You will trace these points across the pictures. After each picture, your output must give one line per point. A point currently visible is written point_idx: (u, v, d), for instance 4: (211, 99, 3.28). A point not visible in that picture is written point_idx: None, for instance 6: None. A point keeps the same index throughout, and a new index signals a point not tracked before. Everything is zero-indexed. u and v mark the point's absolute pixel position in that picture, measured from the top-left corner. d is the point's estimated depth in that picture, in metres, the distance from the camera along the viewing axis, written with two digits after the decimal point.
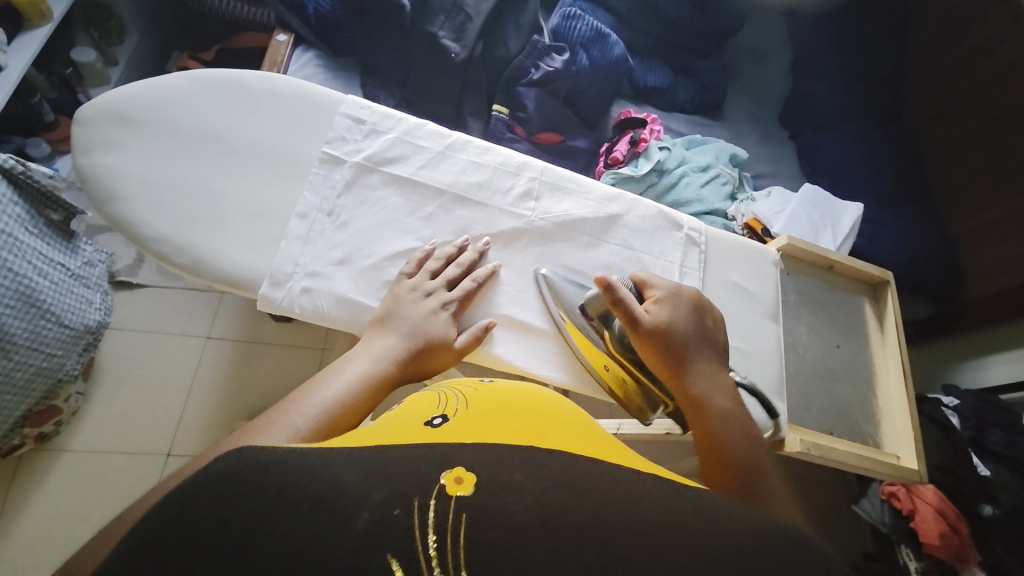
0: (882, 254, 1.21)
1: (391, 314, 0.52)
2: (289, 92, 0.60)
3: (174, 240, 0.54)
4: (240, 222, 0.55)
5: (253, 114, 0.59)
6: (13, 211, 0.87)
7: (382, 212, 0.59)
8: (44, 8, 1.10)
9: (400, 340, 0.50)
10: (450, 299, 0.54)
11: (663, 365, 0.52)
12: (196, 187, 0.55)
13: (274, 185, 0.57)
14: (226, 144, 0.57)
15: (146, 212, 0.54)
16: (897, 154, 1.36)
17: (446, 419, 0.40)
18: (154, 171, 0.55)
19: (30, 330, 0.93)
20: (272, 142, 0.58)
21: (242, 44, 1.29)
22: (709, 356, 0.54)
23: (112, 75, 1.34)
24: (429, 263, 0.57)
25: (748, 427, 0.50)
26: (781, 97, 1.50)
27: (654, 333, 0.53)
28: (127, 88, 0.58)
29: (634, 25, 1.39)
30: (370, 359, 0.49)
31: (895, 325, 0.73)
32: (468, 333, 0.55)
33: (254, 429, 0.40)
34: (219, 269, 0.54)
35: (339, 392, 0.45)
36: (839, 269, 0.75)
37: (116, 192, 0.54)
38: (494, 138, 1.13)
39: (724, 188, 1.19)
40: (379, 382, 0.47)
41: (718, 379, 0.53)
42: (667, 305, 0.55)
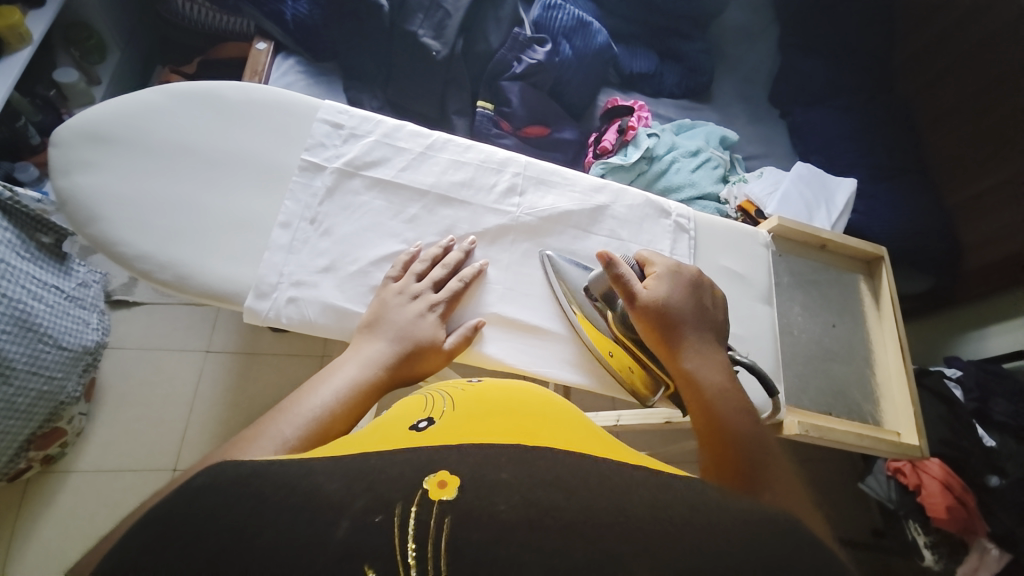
0: (878, 229, 1.21)
1: (378, 319, 0.52)
2: (266, 100, 0.60)
3: (157, 257, 0.53)
4: (223, 235, 0.55)
5: (231, 126, 0.58)
6: (4, 237, 0.87)
7: (365, 217, 0.58)
8: (23, 31, 1.10)
9: (388, 344, 0.50)
10: (437, 301, 0.54)
11: (660, 341, 0.52)
12: (177, 202, 0.55)
13: (257, 196, 0.56)
14: (206, 158, 0.57)
15: (127, 230, 0.54)
16: (889, 126, 1.34)
17: (432, 422, 0.39)
18: (134, 189, 0.55)
19: (29, 354, 0.93)
20: (252, 152, 0.58)
21: (224, 55, 1.28)
22: (705, 331, 0.54)
23: (96, 94, 1.34)
24: (414, 266, 0.56)
25: (741, 406, 0.49)
26: (769, 76, 1.49)
27: (651, 307, 0.53)
28: (102, 106, 0.58)
29: (617, 12, 1.38)
30: (358, 365, 0.48)
31: (891, 301, 0.72)
32: (458, 333, 0.55)
33: (243, 441, 0.40)
34: (204, 284, 0.54)
35: (328, 399, 0.44)
36: (832, 248, 0.74)
37: (97, 212, 0.54)
38: (479, 135, 1.12)
39: (715, 171, 1.19)
40: (368, 389, 0.47)
41: (713, 356, 0.52)
42: (665, 283, 0.55)
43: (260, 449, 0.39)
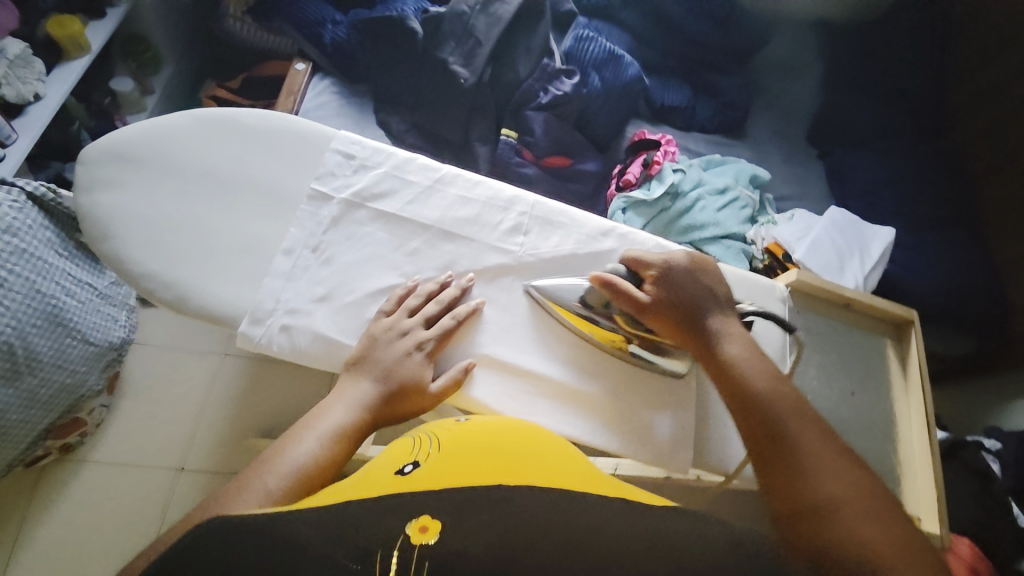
0: (916, 283, 1.14)
1: (365, 356, 0.52)
2: (284, 128, 0.61)
3: (163, 276, 0.55)
4: (227, 260, 0.56)
5: (247, 153, 0.60)
6: (45, 235, 0.95)
7: (368, 248, 0.59)
8: (83, 41, 1.20)
9: (373, 385, 0.51)
10: (426, 338, 0.54)
11: (681, 329, 0.57)
12: (187, 225, 0.57)
13: (264, 223, 0.58)
14: (219, 183, 0.58)
15: (137, 249, 0.56)
16: (935, 174, 1.28)
17: (415, 466, 0.41)
18: (149, 210, 0.57)
19: (56, 347, 0.97)
20: (263, 179, 0.59)
21: (266, 72, 1.35)
22: (718, 311, 0.58)
23: (148, 103, 1.43)
24: (408, 301, 0.56)
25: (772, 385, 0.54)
26: (808, 115, 1.46)
27: (658, 303, 0.57)
28: (131, 128, 0.60)
29: (651, 43, 1.39)
30: (344, 407, 0.49)
31: (920, 370, 0.66)
32: (446, 377, 0.53)
33: (230, 495, 0.42)
34: (203, 307, 0.55)
35: (312, 447, 0.46)
36: (857, 307, 0.69)
37: (112, 230, 0.56)
38: (501, 163, 1.11)
39: (742, 212, 1.21)
40: (351, 435, 0.48)
41: (736, 334, 0.57)
42: (669, 275, 0.58)
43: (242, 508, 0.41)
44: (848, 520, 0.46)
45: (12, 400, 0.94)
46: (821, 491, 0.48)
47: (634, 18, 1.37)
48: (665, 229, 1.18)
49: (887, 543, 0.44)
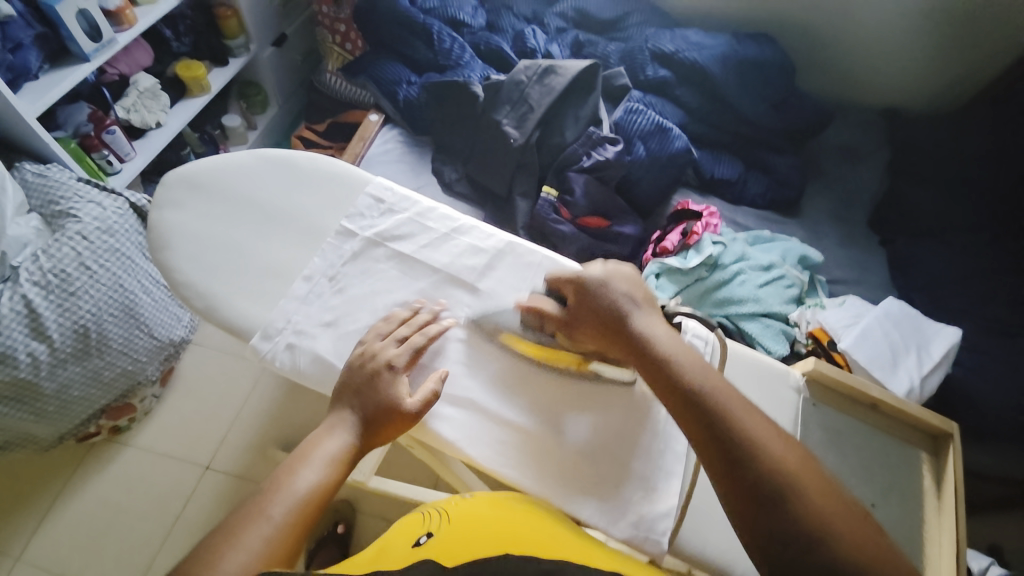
0: (988, 394, 1.01)
1: (347, 380, 0.55)
2: (330, 171, 0.69)
3: (200, 287, 0.62)
4: (256, 280, 0.63)
5: (293, 189, 0.68)
6: (138, 239, 1.11)
7: (379, 284, 0.63)
8: (204, 83, 1.43)
9: (360, 408, 0.54)
10: (400, 357, 0.56)
11: (609, 329, 0.57)
12: (229, 245, 0.64)
13: (295, 250, 0.64)
14: (263, 211, 0.66)
15: (183, 260, 0.63)
16: (1014, 277, 1.17)
17: (429, 537, 0.52)
18: (200, 229, 0.65)
19: (125, 337, 1.10)
20: (302, 212, 0.66)
21: (349, 119, 1.53)
22: (645, 309, 0.58)
23: (249, 137, 1.67)
24: (392, 328, 0.59)
25: (708, 379, 0.53)
26: (870, 200, 1.40)
27: (584, 311, 0.59)
28: (204, 159, 0.70)
29: (705, 119, 1.42)
30: (338, 436, 0.53)
31: (954, 492, 0.58)
32: (421, 393, 0.55)
33: (234, 529, 0.46)
34: (228, 319, 0.61)
35: (312, 478, 0.50)
36: (884, 409, 0.63)
37: (168, 243, 0.64)
38: (538, 218, 1.14)
39: (787, 291, 1.17)
40: (348, 460, 0.52)
41: (665, 332, 0.56)
42: (595, 282, 0.60)
43: (251, 541, 0.45)
44: (772, 472, 0.48)
45: (78, 378, 1.06)
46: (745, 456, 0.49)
47: (690, 95, 1.42)
48: (699, 299, 1.16)
49: (835, 525, 0.46)
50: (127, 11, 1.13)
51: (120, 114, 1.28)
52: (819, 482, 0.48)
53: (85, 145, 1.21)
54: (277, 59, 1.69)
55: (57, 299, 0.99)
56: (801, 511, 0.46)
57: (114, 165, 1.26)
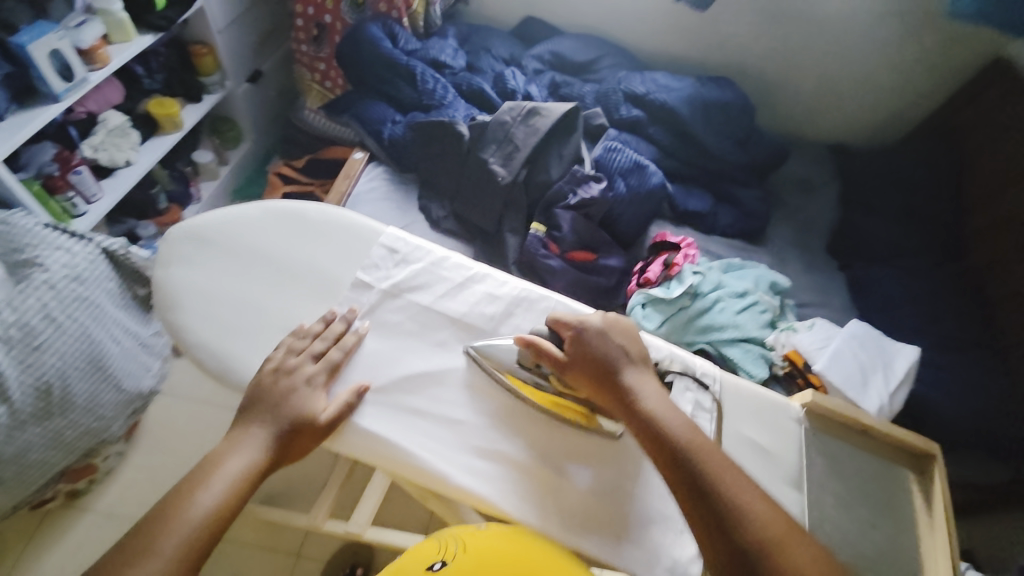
0: (948, 407, 1.10)
1: (257, 401, 0.57)
2: (342, 223, 0.70)
3: (214, 348, 0.61)
4: (273, 338, 0.62)
5: (306, 243, 0.68)
6: (108, 286, 1.04)
7: (399, 337, 0.65)
8: (178, 120, 1.40)
9: (264, 429, 0.56)
10: (314, 372, 0.59)
11: (600, 390, 0.61)
12: (243, 304, 0.63)
13: (312, 306, 0.64)
14: (277, 267, 0.66)
15: (192, 319, 0.62)
16: (956, 297, 1.30)
17: (444, 564, 0.54)
18: (212, 287, 0.64)
19: (90, 391, 1.02)
20: (317, 266, 0.67)
21: (330, 155, 1.53)
22: (631, 370, 0.62)
23: (222, 172, 1.63)
24: (312, 345, 0.61)
25: (692, 440, 0.57)
26: (826, 227, 1.52)
27: (576, 367, 0.61)
28: (211, 213, 0.70)
29: (675, 155, 1.51)
30: (240, 462, 0.54)
31: (943, 509, 0.63)
32: (336, 405, 0.58)
33: (132, 565, 0.47)
34: (241, 382, 0.60)
35: (214, 500, 0.51)
36: (869, 432, 0.68)
37: (177, 302, 0.63)
38: (528, 253, 1.17)
39: (762, 316, 1.23)
40: (258, 476, 0.54)
41: (650, 391, 0.60)
42: (586, 340, 0.63)
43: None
44: (757, 539, 0.52)
45: (37, 441, 0.97)
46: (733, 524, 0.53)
47: (661, 133, 1.51)
48: (683, 328, 1.21)
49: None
50: (101, 50, 1.10)
51: (86, 154, 1.23)
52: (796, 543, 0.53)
53: (49, 187, 1.15)
54: (251, 94, 1.67)
55: (18, 355, 0.91)
56: (779, 574, 0.51)
57: (79, 207, 1.20)
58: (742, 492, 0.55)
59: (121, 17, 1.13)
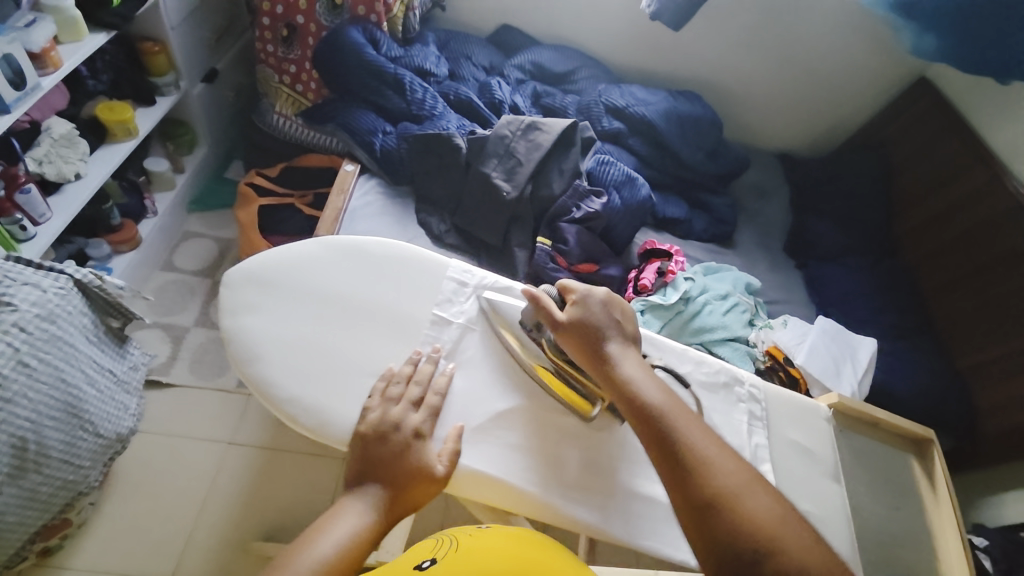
0: (901, 388, 1.28)
1: (366, 454, 0.59)
2: (408, 259, 0.77)
3: (305, 401, 0.65)
4: (360, 381, 0.67)
5: (378, 281, 0.74)
6: (81, 321, 0.92)
7: (487, 368, 0.72)
8: (132, 127, 1.24)
9: (380, 485, 0.58)
10: (421, 418, 0.64)
11: (583, 353, 0.67)
12: (325, 350, 0.68)
13: (393, 345, 0.70)
14: (354, 308, 0.72)
15: (280, 375, 0.66)
16: (897, 290, 1.49)
17: (433, 560, 0.53)
18: (291, 335, 0.69)
19: (66, 442, 0.90)
20: (394, 304, 0.73)
21: (307, 164, 1.45)
22: (619, 339, 0.67)
23: (178, 182, 1.49)
24: (412, 392, 0.65)
25: (663, 400, 0.61)
26: (783, 229, 1.68)
27: (566, 331, 0.68)
28: (275, 257, 0.74)
29: (654, 165, 1.59)
30: (355, 515, 0.55)
31: (946, 485, 0.76)
32: (445, 454, 0.63)
33: None
34: (339, 430, 0.64)
35: (328, 551, 0.52)
36: (885, 426, 0.79)
37: (261, 357, 0.67)
38: (537, 267, 1.18)
39: (743, 316, 1.33)
40: (372, 533, 0.55)
41: (632, 359, 0.66)
42: (579, 308, 0.69)
43: None
44: (717, 490, 0.54)
45: (10, 502, 0.85)
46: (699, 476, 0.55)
47: (641, 144, 1.58)
48: (681, 332, 1.28)
49: (774, 535, 0.51)
50: (54, 53, 0.96)
51: (30, 167, 1.07)
52: (762, 491, 0.54)
53: None
54: (207, 95, 1.51)
55: None
56: (738, 523, 0.52)
57: (27, 230, 1.04)
58: (707, 450, 0.57)
59: (73, 15, 1.00)
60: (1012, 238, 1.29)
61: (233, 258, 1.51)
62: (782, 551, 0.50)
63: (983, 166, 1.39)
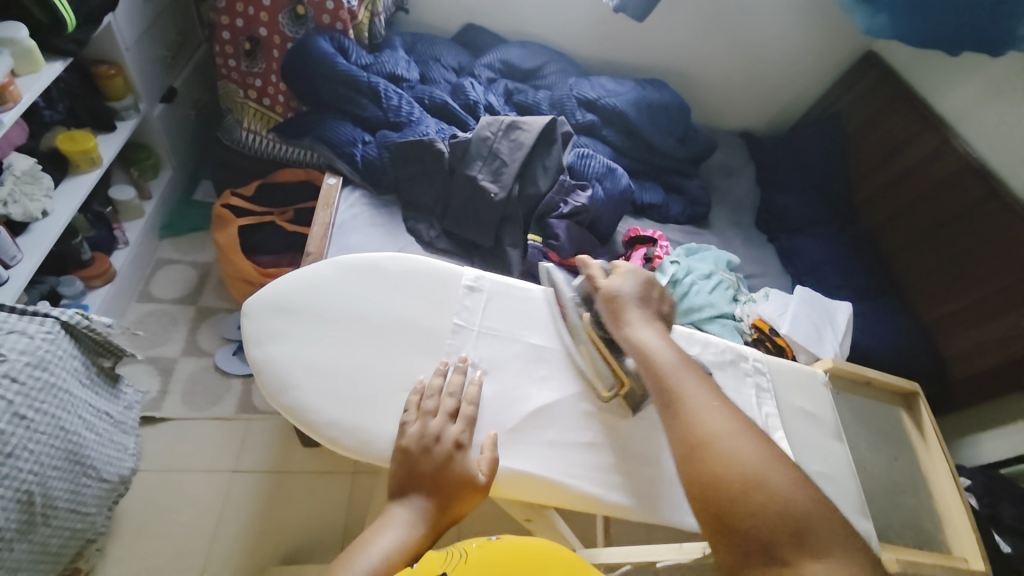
0: (876, 346, 1.38)
1: (409, 471, 0.62)
2: (418, 269, 0.79)
3: (343, 422, 0.67)
4: (392, 395, 0.69)
5: (395, 295, 0.76)
6: (72, 364, 0.88)
7: (514, 369, 0.75)
8: (95, 156, 1.19)
9: (423, 498, 0.61)
10: (459, 430, 0.66)
11: (611, 317, 0.73)
12: (353, 369, 0.70)
13: (418, 356, 0.73)
14: (375, 324, 0.74)
15: (314, 400, 0.68)
16: (864, 254, 1.59)
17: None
18: (318, 359, 0.70)
19: (70, 490, 0.87)
20: (413, 317, 0.75)
21: (283, 179, 1.42)
22: (645, 310, 0.73)
23: (146, 209, 1.43)
24: (447, 404, 0.68)
25: (671, 359, 0.67)
26: (754, 205, 1.75)
27: (602, 298, 0.74)
28: (287, 283, 0.75)
29: (628, 153, 1.63)
30: (398, 528, 0.59)
31: (933, 432, 0.85)
32: (485, 463, 0.66)
33: None
34: (379, 445, 0.66)
35: (376, 562, 0.55)
36: (876, 384, 0.88)
37: (292, 384, 0.69)
38: (531, 265, 1.21)
39: (727, 293, 1.39)
40: (417, 542, 0.59)
41: (652, 326, 0.72)
42: (620, 280, 0.75)
43: None
44: (713, 433, 0.59)
45: (23, 559, 0.82)
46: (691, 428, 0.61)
47: (614, 134, 1.62)
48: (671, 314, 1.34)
49: (763, 474, 0.55)
50: (12, 87, 0.91)
51: None
52: (753, 448, 0.57)
53: None
54: (166, 116, 1.45)
55: None
56: (728, 460, 0.57)
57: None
58: (708, 402, 0.62)
59: (28, 45, 0.94)
60: (964, 197, 1.40)
61: (215, 282, 1.47)
62: (752, 502, 0.53)
63: (933, 131, 1.49)
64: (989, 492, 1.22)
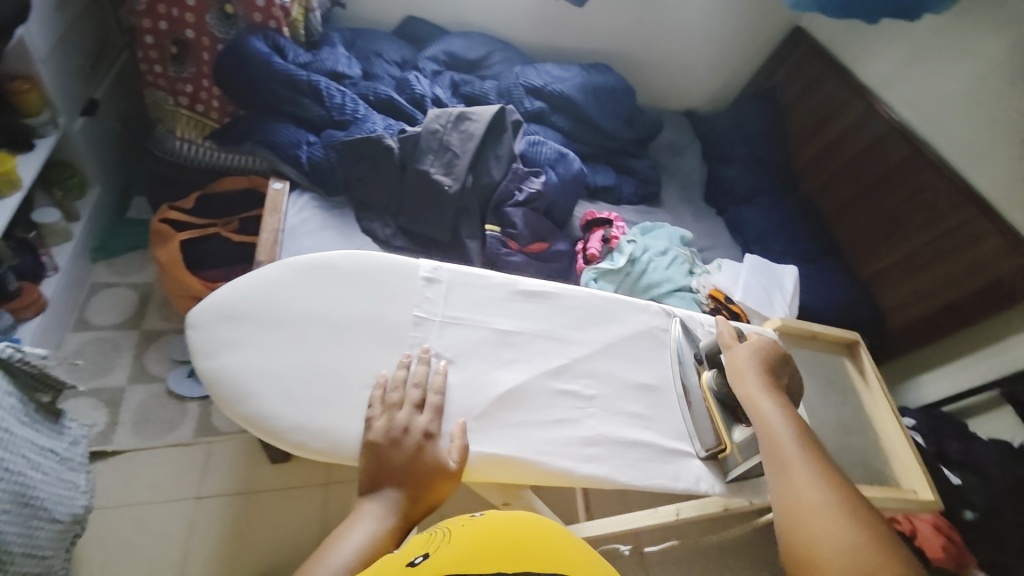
0: (821, 305, 1.47)
1: (382, 466, 0.63)
2: (373, 265, 0.78)
3: (309, 426, 0.66)
4: (357, 392, 0.68)
5: (352, 293, 0.75)
6: (8, 403, 0.82)
7: (479, 356, 0.76)
8: (15, 177, 1.09)
9: (395, 490, 0.62)
10: (427, 421, 0.67)
11: (733, 378, 0.75)
12: (315, 371, 0.69)
13: (381, 351, 0.72)
14: (334, 324, 0.72)
15: (277, 407, 0.66)
16: (805, 220, 1.68)
17: (426, 555, 0.47)
18: (277, 364, 0.69)
19: (23, 534, 0.82)
20: (372, 313, 0.74)
21: (223, 189, 1.38)
22: (768, 378, 0.74)
23: (75, 231, 1.33)
24: (412, 395, 0.68)
25: (783, 428, 0.67)
26: (701, 181, 1.81)
27: (729, 359, 0.77)
28: (236, 290, 0.73)
29: (578, 138, 1.65)
30: (371, 521, 0.59)
31: (874, 376, 0.92)
32: (456, 450, 0.66)
33: None
34: (348, 444, 0.66)
35: (349, 557, 0.56)
36: (820, 337, 0.94)
37: (250, 393, 0.67)
38: (491, 255, 1.21)
39: (683, 267, 1.42)
40: (390, 534, 0.59)
41: (772, 393, 0.72)
42: (746, 348, 0.77)
43: None
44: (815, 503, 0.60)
45: None
46: (796, 490, 0.62)
47: (563, 120, 1.63)
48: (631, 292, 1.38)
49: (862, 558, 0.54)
50: None
51: None
52: (858, 527, 0.57)
53: None
54: (88, 130, 1.35)
55: None
56: (828, 533, 0.57)
57: None
58: (816, 476, 0.62)
59: None
60: (890, 159, 1.50)
61: (159, 301, 1.40)
62: None
63: (859, 100, 1.59)
64: (932, 430, 1.33)
